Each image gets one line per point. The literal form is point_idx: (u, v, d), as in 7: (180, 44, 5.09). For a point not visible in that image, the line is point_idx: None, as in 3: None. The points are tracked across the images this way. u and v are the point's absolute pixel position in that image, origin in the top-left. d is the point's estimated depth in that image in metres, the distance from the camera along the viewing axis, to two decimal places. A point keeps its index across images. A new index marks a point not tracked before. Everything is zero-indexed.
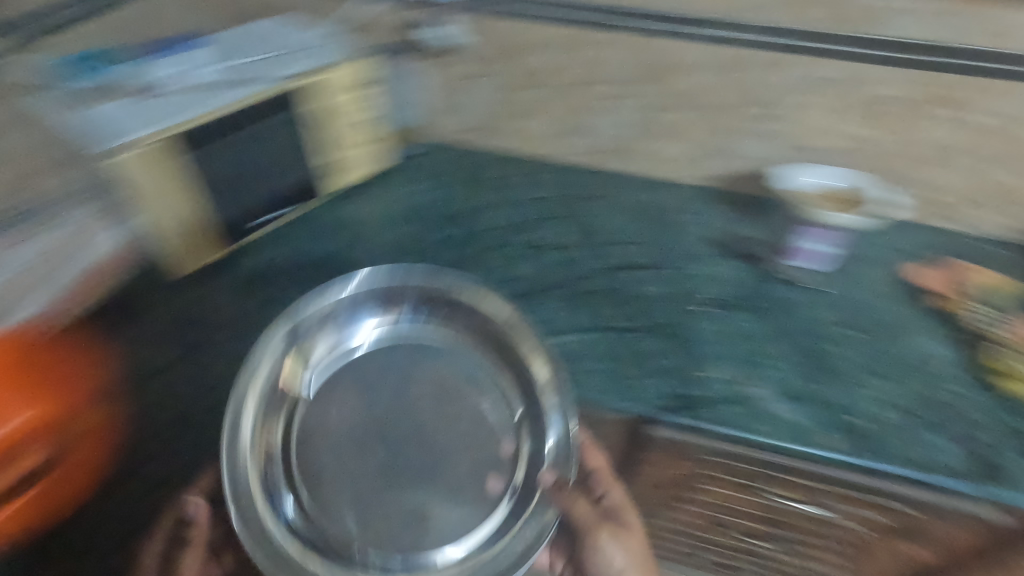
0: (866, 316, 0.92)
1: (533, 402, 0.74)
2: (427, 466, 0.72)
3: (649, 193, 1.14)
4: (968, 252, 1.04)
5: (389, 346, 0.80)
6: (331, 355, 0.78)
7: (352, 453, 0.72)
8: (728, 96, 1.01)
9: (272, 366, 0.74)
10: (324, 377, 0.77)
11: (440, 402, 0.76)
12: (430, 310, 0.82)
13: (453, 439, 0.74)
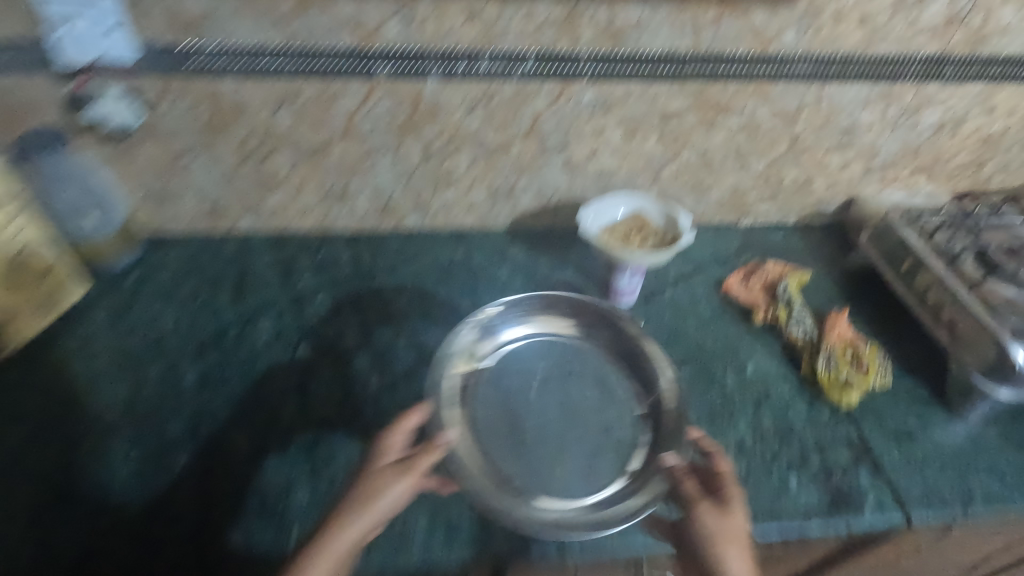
0: (698, 350, 0.87)
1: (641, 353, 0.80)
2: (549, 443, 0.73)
3: (455, 246, 1.01)
4: (768, 241, 1.07)
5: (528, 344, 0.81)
6: (515, 335, 0.81)
7: (494, 444, 0.72)
8: (506, 132, 0.89)
9: (457, 360, 0.77)
10: (515, 358, 0.80)
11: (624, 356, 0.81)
12: (595, 333, 0.83)
13: (547, 417, 0.75)
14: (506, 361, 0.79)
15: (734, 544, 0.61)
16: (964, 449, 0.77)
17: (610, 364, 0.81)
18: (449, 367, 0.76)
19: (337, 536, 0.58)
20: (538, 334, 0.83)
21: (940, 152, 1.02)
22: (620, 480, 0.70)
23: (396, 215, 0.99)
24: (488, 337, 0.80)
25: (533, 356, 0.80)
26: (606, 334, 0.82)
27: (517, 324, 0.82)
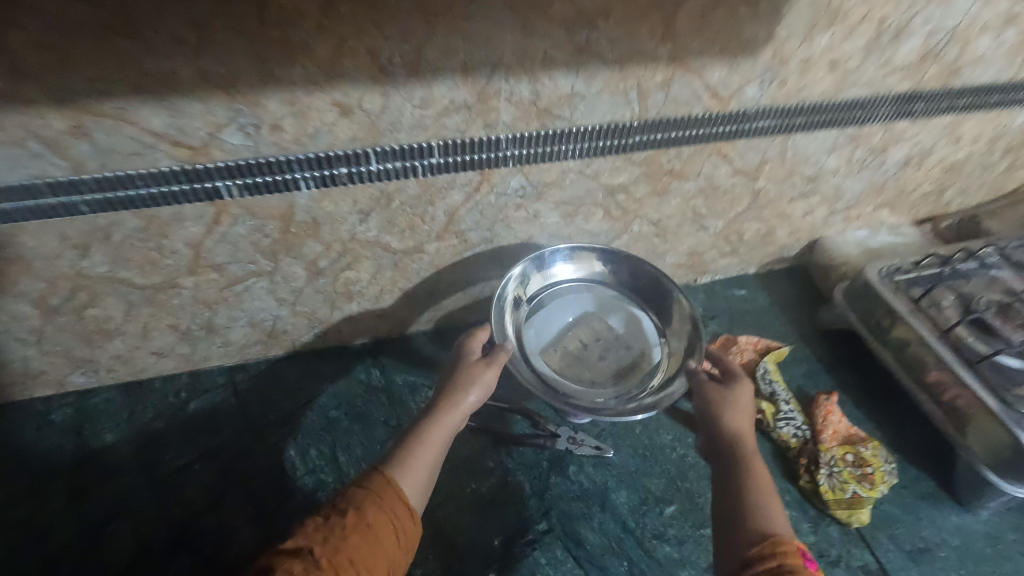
0: (681, 473, 0.72)
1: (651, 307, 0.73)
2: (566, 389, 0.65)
3: (368, 365, 0.80)
4: (732, 301, 0.94)
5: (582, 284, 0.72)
6: (543, 286, 0.71)
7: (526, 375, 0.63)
8: (416, 234, 0.69)
9: (509, 296, 0.68)
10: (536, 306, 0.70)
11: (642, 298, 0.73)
12: (620, 281, 0.73)
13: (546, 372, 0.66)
14: (583, 297, 0.72)
15: (745, 406, 0.58)
16: (985, 553, 0.68)
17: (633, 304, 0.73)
18: (499, 309, 0.66)
19: (434, 428, 0.54)
20: (584, 273, 0.72)
21: (903, 186, 0.92)
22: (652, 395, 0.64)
23: (289, 338, 0.78)
24: (532, 279, 0.70)
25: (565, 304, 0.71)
26: (630, 270, 0.72)
27: (560, 265, 0.71)
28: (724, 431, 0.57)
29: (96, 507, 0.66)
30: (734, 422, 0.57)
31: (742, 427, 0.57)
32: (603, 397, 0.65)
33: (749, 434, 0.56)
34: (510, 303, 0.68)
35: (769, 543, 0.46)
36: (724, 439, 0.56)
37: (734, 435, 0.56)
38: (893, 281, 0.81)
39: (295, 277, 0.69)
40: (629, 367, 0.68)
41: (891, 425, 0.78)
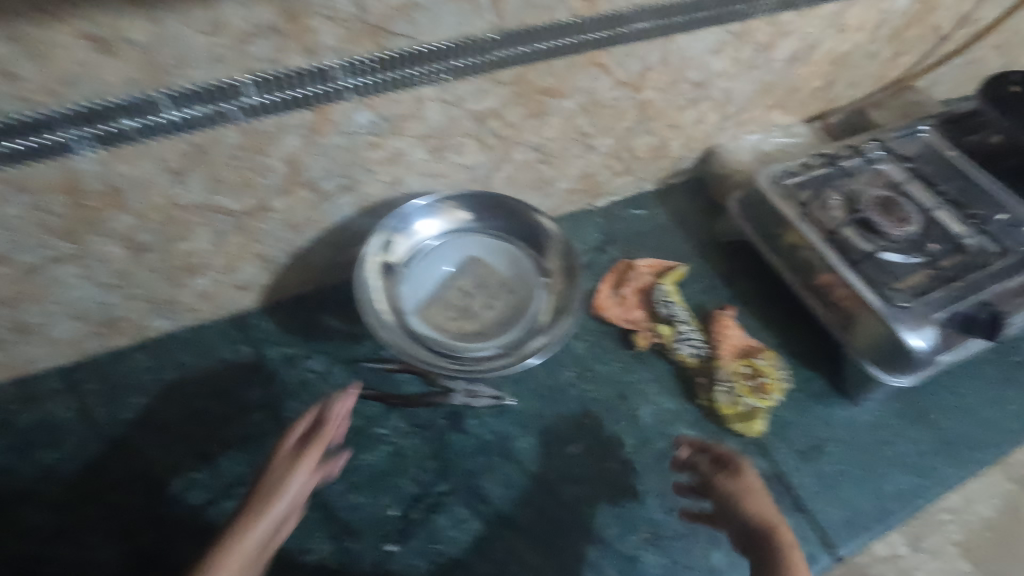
0: (584, 410, 0.70)
1: (531, 238, 0.66)
2: (446, 346, 0.59)
3: (236, 343, 0.71)
4: (630, 222, 0.90)
5: (450, 227, 0.65)
6: (412, 242, 0.63)
7: (396, 340, 0.57)
8: (255, 191, 0.59)
9: (373, 261, 0.60)
10: (405, 263, 0.63)
11: (520, 233, 0.66)
12: (494, 221, 0.66)
13: (423, 332, 0.60)
14: (456, 244, 0.65)
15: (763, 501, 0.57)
16: (870, 441, 0.72)
17: (513, 242, 0.66)
18: (362, 278, 0.59)
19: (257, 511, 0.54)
20: (457, 222, 0.65)
21: (794, 83, 0.89)
22: (537, 339, 0.59)
23: (134, 326, 0.67)
24: (399, 238, 0.62)
25: (436, 257, 0.64)
26: (501, 208, 0.65)
27: (428, 217, 0.63)
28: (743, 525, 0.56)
29: None
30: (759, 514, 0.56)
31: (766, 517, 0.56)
32: (493, 349, 0.60)
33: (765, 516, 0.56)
34: (374, 267, 0.60)
35: None
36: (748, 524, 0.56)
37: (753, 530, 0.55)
38: (784, 186, 0.79)
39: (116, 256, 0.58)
40: (518, 309, 0.62)
41: (786, 331, 0.79)
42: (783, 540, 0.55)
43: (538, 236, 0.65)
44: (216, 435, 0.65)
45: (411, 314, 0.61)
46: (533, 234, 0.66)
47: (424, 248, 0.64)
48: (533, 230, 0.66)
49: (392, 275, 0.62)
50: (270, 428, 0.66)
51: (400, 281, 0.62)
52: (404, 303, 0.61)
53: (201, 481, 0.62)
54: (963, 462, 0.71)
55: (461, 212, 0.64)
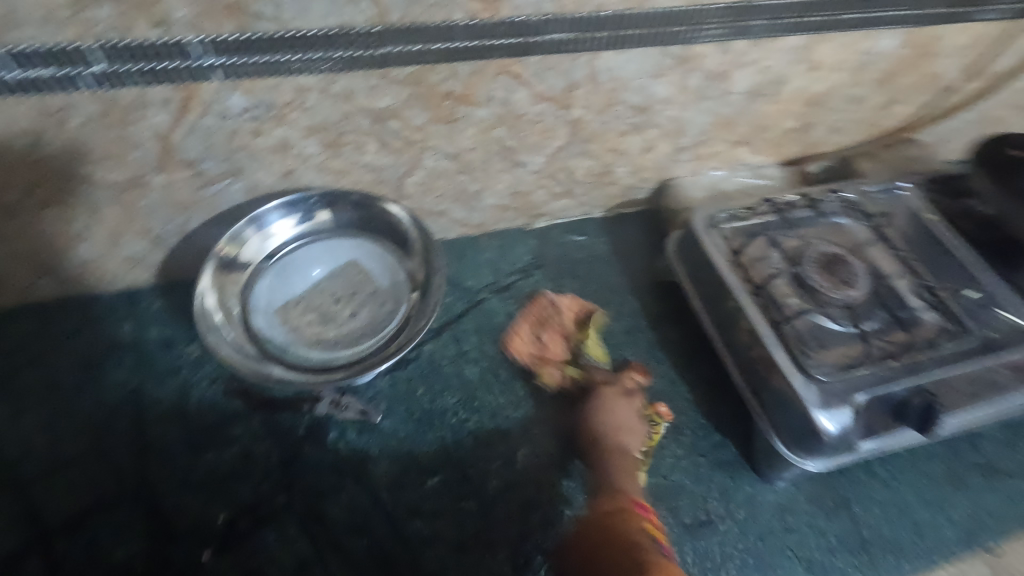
0: (456, 440, 0.65)
1: (403, 245, 0.62)
2: (286, 353, 0.56)
3: (119, 318, 0.70)
4: (566, 249, 0.85)
5: (318, 228, 0.61)
6: (272, 242, 0.60)
7: (226, 343, 0.54)
8: (125, 164, 0.58)
9: (223, 261, 0.57)
10: (264, 264, 0.60)
11: (392, 239, 0.62)
12: (365, 225, 0.62)
13: (268, 338, 0.57)
14: (326, 247, 0.61)
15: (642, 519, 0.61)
16: (769, 525, 0.63)
17: (385, 247, 0.62)
18: (205, 278, 0.56)
19: None
20: (323, 224, 0.61)
21: (760, 121, 0.82)
22: (386, 353, 0.56)
23: (16, 288, 0.67)
24: (255, 238, 0.59)
25: (299, 259, 0.61)
26: (370, 210, 0.61)
27: (289, 217, 0.60)
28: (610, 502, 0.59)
29: None
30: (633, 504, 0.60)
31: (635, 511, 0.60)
32: (338, 361, 0.56)
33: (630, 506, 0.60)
34: (225, 267, 0.57)
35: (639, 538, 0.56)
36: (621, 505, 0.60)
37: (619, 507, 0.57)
38: (720, 231, 0.72)
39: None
40: (380, 323, 0.59)
41: (702, 390, 0.72)
42: (613, 442, 0.63)
43: (409, 244, 0.61)
44: (68, 410, 0.63)
45: (259, 318, 0.57)
46: (404, 242, 0.62)
47: (287, 249, 0.60)
48: (404, 236, 0.61)
49: (248, 274, 0.59)
50: (125, 410, 0.63)
51: (255, 281, 0.59)
52: (257, 303, 0.58)
53: (37, 455, 0.60)
54: (873, 565, 0.62)
55: (332, 214, 0.61)
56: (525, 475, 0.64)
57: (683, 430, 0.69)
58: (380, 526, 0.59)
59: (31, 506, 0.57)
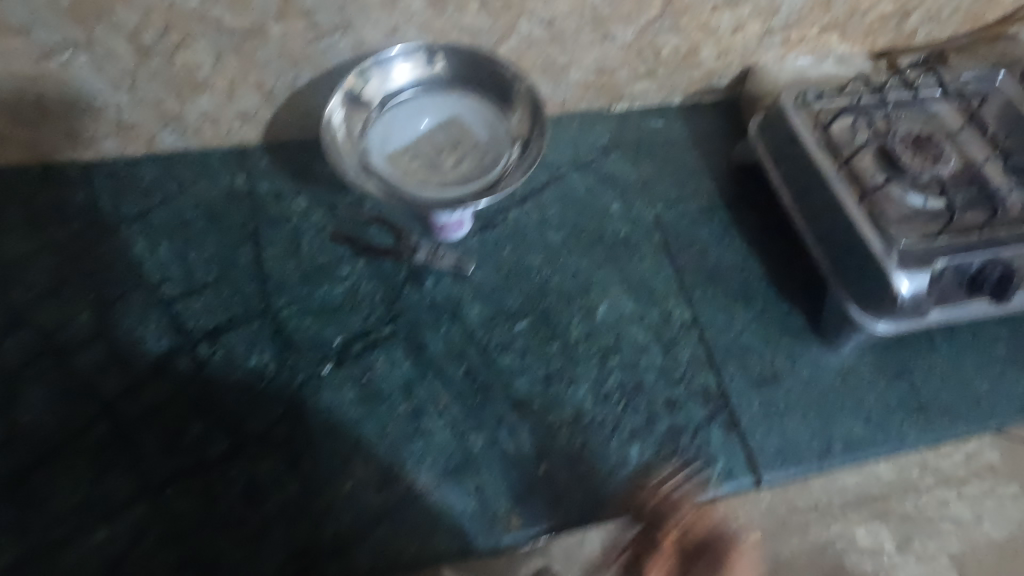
0: (541, 294, 0.71)
1: (507, 102, 0.65)
2: (399, 187, 0.60)
3: (233, 172, 0.76)
4: (646, 132, 0.86)
5: (430, 82, 0.65)
6: (388, 89, 0.64)
7: (349, 168, 0.58)
8: (250, 10, 0.63)
9: (347, 97, 0.62)
10: (379, 109, 0.64)
11: (498, 97, 0.65)
12: (473, 84, 0.65)
13: (383, 172, 0.61)
14: (435, 100, 0.65)
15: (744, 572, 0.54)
16: (833, 386, 0.68)
17: (490, 105, 0.65)
18: (331, 107, 0.60)
19: (179, 495, 0.56)
20: (435, 78, 0.65)
21: (855, 2, 0.81)
22: (489, 193, 0.60)
23: (143, 136, 0.73)
24: (375, 83, 0.63)
25: (410, 108, 0.64)
26: (482, 67, 0.64)
27: (407, 66, 0.64)
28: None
29: None
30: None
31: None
32: (450, 198, 0.60)
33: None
34: (346, 105, 0.62)
35: None
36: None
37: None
38: (810, 108, 0.73)
39: (125, 57, 0.64)
40: (485, 170, 0.62)
41: (774, 266, 0.75)
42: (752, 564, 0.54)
43: (513, 102, 0.65)
44: (196, 243, 0.70)
45: (374, 155, 0.62)
46: (508, 100, 0.65)
47: (400, 99, 0.64)
48: (510, 94, 0.65)
49: (364, 115, 0.63)
50: (245, 248, 0.70)
51: (371, 122, 0.63)
52: (371, 142, 0.62)
53: (173, 275, 0.68)
54: (929, 428, 0.66)
55: (443, 68, 0.65)
56: (605, 327, 0.69)
57: (754, 299, 0.73)
58: (474, 359, 0.66)
59: (174, 315, 0.65)
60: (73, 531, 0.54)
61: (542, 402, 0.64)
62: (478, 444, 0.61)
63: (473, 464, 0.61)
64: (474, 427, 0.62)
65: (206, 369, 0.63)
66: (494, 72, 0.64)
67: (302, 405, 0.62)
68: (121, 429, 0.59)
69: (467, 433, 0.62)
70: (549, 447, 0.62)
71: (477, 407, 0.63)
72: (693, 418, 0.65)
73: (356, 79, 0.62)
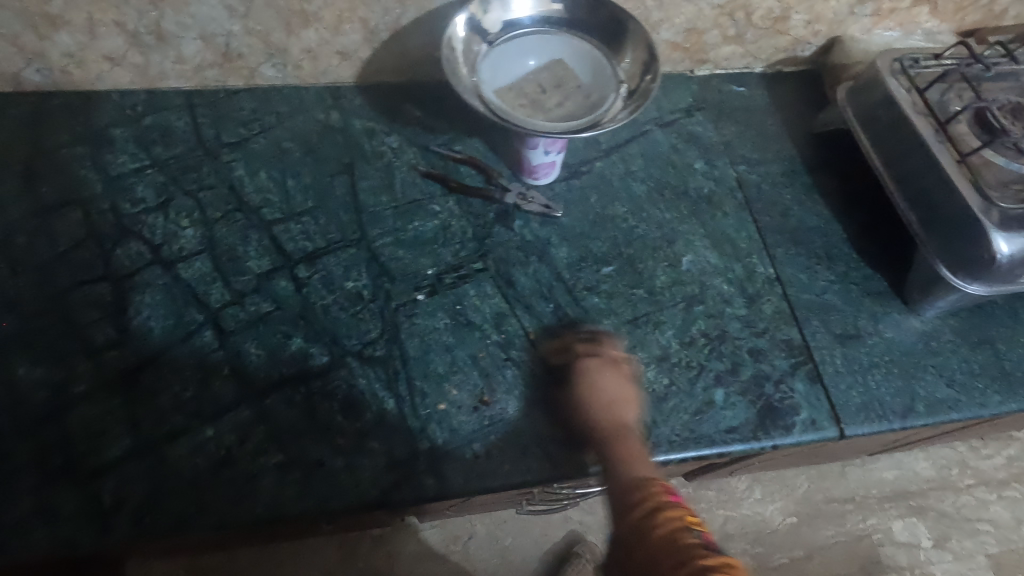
0: (626, 242, 0.72)
1: (617, 48, 0.66)
2: (508, 116, 0.61)
3: (327, 108, 0.77)
4: (728, 96, 0.86)
5: (542, 22, 0.66)
6: (502, 24, 0.65)
7: (464, 92, 0.60)
8: None
9: (464, 25, 0.63)
10: (491, 42, 0.65)
11: (607, 43, 0.66)
12: (584, 29, 0.66)
13: (493, 101, 0.62)
14: (546, 40, 0.66)
15: (603, 371, 0.60)
16: (915, 349, 0.68)
17: (599, 51, 0.66)
18: (450, 32, 0.61)
19: (279, 402, 0.58)
20: (548, 20, 0.66)
21: None
22: (596, 128, 0.60)
23: (246, 66, 0.75)
24: (492, 17, 0.64)
25: (521, 45, 0.65)
26: (595, 13, 0.66)
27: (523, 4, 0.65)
28: (627, 480, 0.51)
29: (47, 184, 0.68)
30: (592, 414, 0.57)
31: (602, 393, 0.58)
32: (556, 131, 0.60)
33: (616, 402, 0.57)
34: (462, 33, 0.63)
35: (647, 491, 0.49)
36: (611, 393, 0.57)
37: (650, 481, 0.50)
38: (907, 74, 0.73)
39: None
40: (591, 110, 0.63)
41: (858, 231, 0.75)
42: (610, 414, 0.56)
43: (622, 47, 0.66)
44: (292, 173, 0.72)
45: (485, 86, 0.63)
46: (617, 45, 0.66)
47: (512, 35, 0.65)
48: (620, 40, 0.66)
49: (478, 46, 0.64)
50: (341, 179, 0.72)
51: (484, 54, 0.64)
52: (482, 73, 0.63)
53: (271, 201, 0.70)
54: (1012, 396, 0.66)
55: (556, 10, 0.66)
56: (689, 277, 0.70)
57: (837, 260, 0.73)
58: (562, 297, 0.67)
59: (274, 237, 0.67)
60: (181, 427, 0.56)
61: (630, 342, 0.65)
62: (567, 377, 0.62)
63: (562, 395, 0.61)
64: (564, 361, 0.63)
65: (305, 289, 0.64)
66: (606, 18, 0.66)
67: (397, 328, 0.63)
68: (225, 336, 0.61)
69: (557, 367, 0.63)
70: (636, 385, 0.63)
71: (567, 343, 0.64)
72: (777, 367, 0.65)
73: (475, 9, 0.63)
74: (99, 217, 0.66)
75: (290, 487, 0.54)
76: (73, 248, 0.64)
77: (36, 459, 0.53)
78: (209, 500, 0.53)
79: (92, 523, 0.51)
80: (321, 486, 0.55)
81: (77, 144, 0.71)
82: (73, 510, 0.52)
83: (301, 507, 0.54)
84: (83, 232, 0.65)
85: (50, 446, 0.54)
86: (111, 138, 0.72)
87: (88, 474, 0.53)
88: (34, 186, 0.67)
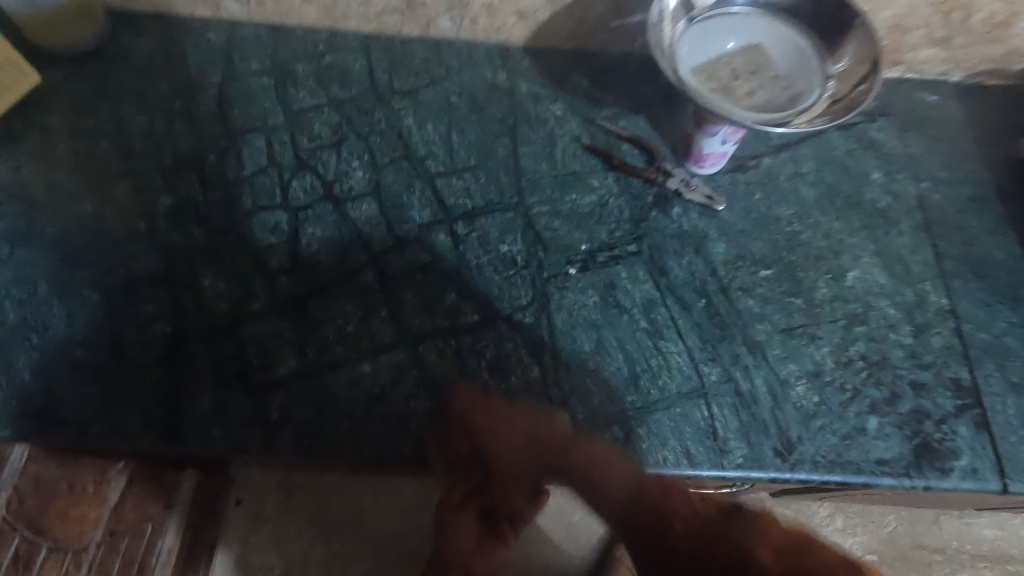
0: (788, 247, 0.68)
1: (828, 47, 0.61)
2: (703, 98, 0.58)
3: (495, 68, 0.77)
4: (917, 104, 0.79)
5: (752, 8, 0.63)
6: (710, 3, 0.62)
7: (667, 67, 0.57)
8: None
9: None
10: (695, 20, 0.62)
11: (817, 37, 0.62)
12: (795, 20, 0.63)
13: (689, 81, 0.59)
14: (753, 26, 0.62)
15: (493, 411, 0.57)
16: None
17: (807, 44, 0.62)
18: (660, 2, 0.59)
19: (429, 352, 0.60)
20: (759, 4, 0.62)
21: None
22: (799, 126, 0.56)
23: (426, 16, 0.75)
24: None
25: (725, 27, 0.62)
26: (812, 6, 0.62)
27: None
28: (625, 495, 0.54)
29: (236, 110, 0.72)
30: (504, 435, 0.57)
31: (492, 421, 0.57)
32: (751, 121, 0.57)
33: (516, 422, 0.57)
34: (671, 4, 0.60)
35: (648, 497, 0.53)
36: (513, 429, 0.57)
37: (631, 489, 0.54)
38: None
39: None
40: (790, 106, 0.59)
41: None
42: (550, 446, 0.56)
43: (834, 45, 0.61)
44: (456, 128, 0.73)
45: (683, 64, 0.60)
46: (830, 43, 0.62)
47: (718, 14, 0.62)
48: (833, 39, 0.61)
49: (682, 22, 0.61)
50: (503, 141, 0.72)
51: (687, 32, 0.61)
52: (680, 51, 0.60)
53: (436, 154, 0.71)
54: None
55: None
56: (854, 295, 0.66)
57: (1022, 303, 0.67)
58: (714, 294, 0.65)
59: (435, 190, 0.69)
60: (341, 358, 0.59)
61: (784, 352, 0.62)
62: (713, 376, 0.61)
63: (705, 395, 0.60)
64: (710, 359, 0.61)
65: (462, 245, 0.66)
66: (821, 14, 0.62)
67: (547, 299, 0.63)
68: (386, 280, 0.63)
69: (705, 363, 0.61)
70: (784, 396, 0.60)
71: (716, 342, 0.62)
72: (941, 406, 0.61)
73: None
74: (279, 148, 0.70)
75: (435, 434, 0.56)
76: (255, 173, 0.68)
77: (214, 364, 0.58)
78: (360, 438, 0.56)
79: (258, 433, 0.56)
80: (462, 439, 0.56)
81: (265, 75, 0.74)
82: (244, 417, 0.56)
83: (444, 453, 0.56)
84: (264, 160, 0.69)
85: (227, 354, 0.59)
86: (295, 72, 0.75)
87: (258, 387, 0.57)
88: (227, 110, 0.72)
